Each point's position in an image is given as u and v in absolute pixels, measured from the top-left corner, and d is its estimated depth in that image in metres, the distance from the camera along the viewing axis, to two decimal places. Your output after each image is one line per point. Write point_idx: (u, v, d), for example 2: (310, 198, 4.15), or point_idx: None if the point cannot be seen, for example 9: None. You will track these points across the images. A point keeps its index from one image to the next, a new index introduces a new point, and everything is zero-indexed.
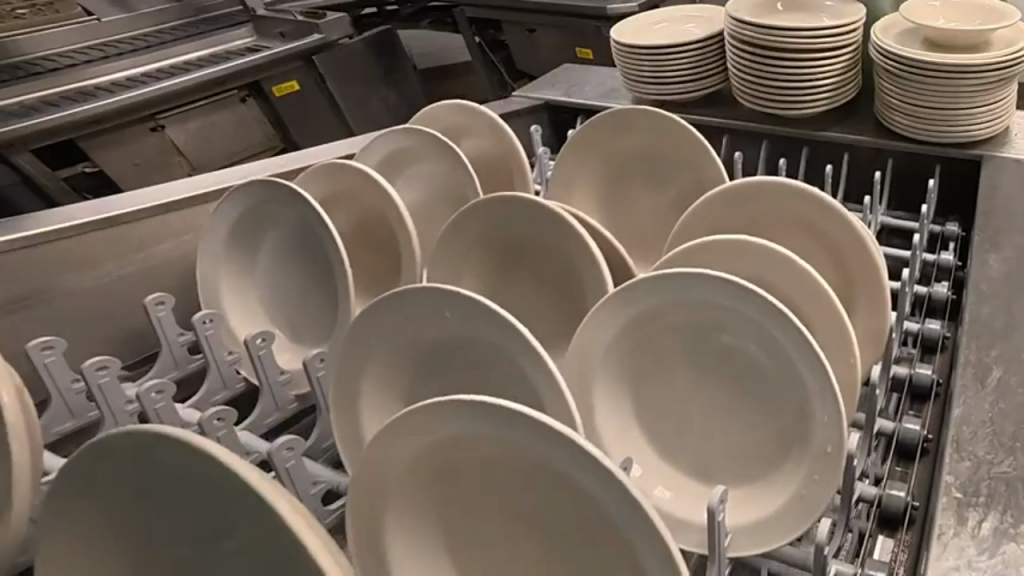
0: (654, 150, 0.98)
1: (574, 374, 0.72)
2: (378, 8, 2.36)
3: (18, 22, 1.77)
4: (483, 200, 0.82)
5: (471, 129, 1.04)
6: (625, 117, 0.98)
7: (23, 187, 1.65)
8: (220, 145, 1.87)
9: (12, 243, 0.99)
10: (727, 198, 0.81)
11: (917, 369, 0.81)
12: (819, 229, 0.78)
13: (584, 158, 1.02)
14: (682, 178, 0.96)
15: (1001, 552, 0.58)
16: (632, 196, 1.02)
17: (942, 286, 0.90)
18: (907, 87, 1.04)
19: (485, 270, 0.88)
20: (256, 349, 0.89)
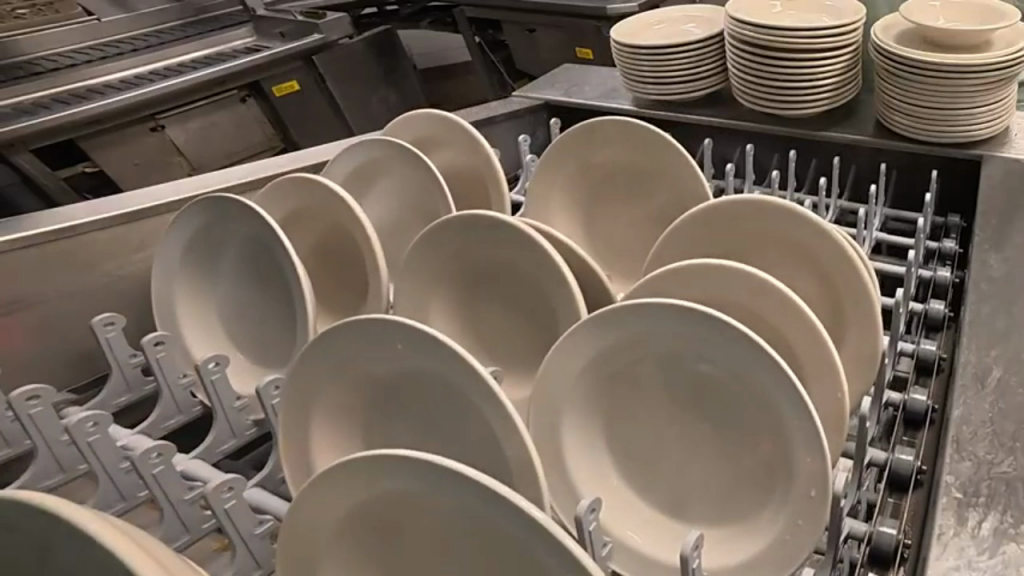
0: (635, 165, 0.98)
1: (544, 403, 0.71)
2: (378, 8, 2.36)
3: (18, 21, 1.77)
4: (454, 218, 0.82)
5: (451, 143, 1.03)
6: (589, 130, 0.98)
7: (23, 187, 1.65)
8: (220, 145, 1.87)
9: (13, 242, 0.98)
10: (701, 218, 0.81)
11: (912, 395, 0.79)
12: (814, 251, 0.76)
13: (561, 171, 1.02)
14: (663, 195, 0.96)
15: (1001, 552, 0.58)
16: (616, 213, 1.02)
17: (939, 303, 0.89)
18: (907, 88, 1.04)
19: (458, 287, 0.88)
20: (208, 374, 0.86)
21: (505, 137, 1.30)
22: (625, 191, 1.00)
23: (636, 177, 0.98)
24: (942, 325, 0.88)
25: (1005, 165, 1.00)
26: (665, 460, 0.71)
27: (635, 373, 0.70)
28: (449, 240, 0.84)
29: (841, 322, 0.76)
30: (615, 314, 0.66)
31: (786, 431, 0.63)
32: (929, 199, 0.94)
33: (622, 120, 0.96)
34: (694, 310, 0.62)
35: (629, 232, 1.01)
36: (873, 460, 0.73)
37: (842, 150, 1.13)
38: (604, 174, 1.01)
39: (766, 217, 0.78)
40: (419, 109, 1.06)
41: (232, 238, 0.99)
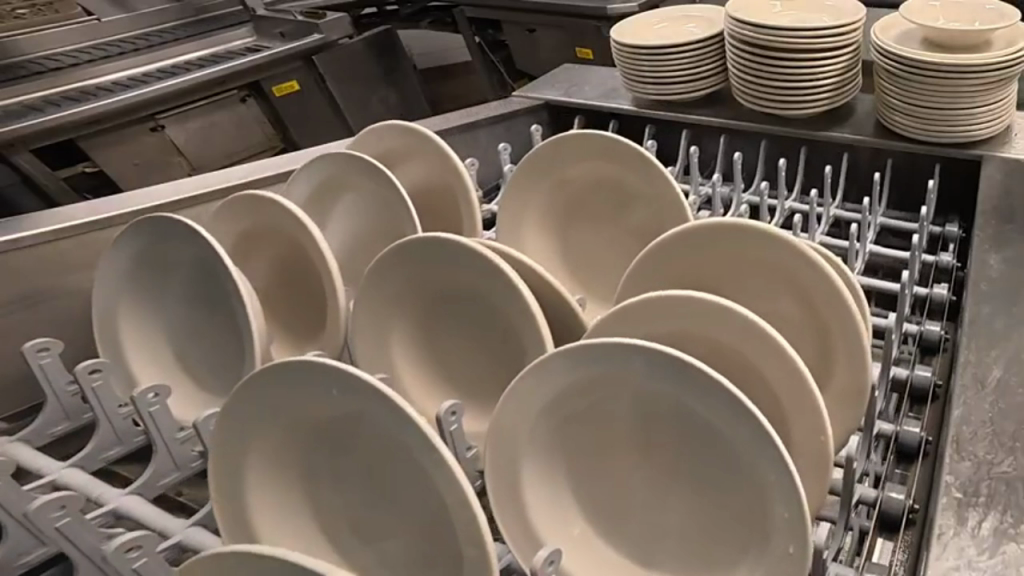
0: (614, 181, 0.96)
1: (501, 446, 0.67)
2: (378, 8, 2.36)
3: (18, 21, 1.77)
4: (419, 238, 0.80)
5: (424, 157, 1.01)
6: (555, 146, 0.97)
7: (23, 187, 1.65)
8: (220, 146, 1.87)
9: (12, 242, 0.99)
10: (674, 243, 0.77)
11: (904, 426, 0.78)
12: (801, 277, 0.72)
13: (538, 189, 1.01)
14: (642, 213, 0.95)
15: (1001, 552, 0.58)
16: (600, 229, 1.00)
17: (935, 325, 0.87)
18: (907, 87, 1.04)
19: (426, 311, 0.85)
20: (146, 404, 0.86)
21: (505, 137, 1.30)
22: (603, 208, 0.99)
23: (610, 194, 0.97)
24: (937, 347, 0.86)
25: (1005, 165, 1.00)
26: (634, 505, 0.67)
27: (595, 416, 0.66)
28: (406, 265, 0.82)
29: (829, 351, 0.72)
30: (582, 352, 0.61)
31: (763, 488, 0.58)
32: (924, 212, 0.93)
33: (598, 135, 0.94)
34: (661, 355, 0.58)
35: (611, 249, 0.99)
36: (862, 497, 0.71)
37: (842, 150, 1.13)
38: (581, 192, 1.00)
39: (739, 238, 0.73)
40: (389, 122, 1.04)
41: (179, 262, 0.96)
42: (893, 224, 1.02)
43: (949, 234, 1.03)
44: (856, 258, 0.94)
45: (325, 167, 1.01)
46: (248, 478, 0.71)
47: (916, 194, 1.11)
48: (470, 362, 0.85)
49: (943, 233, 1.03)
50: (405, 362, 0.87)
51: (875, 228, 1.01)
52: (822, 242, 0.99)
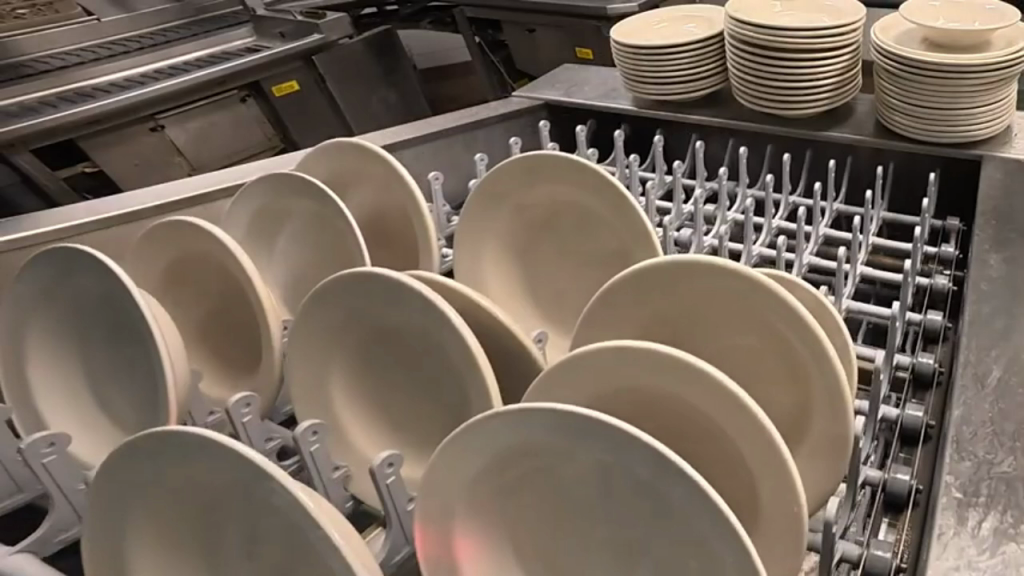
0: (580, 207, 0.90)
1: (441, 504, 0.62)
2: (378, 8, 2.35)
3: (18, 21, 1.77)
4: (355, 275, 0.73)
5: (379, 178, 0.95)
6: (512, 168, 0.90)
7: (24, 187, 1.64)
8: (220, 145, 1.87)
9: (11, 242, 0.99)
10: (631, 281, 0.70)
11: (893, 474, 0.73)
12: (773, 318, 0.66)
13: (502, 211, 0.94)
14: (609, 241, 0.88)
15: (1001, 552, 0.58)
16: (568, 255, 0.93)
17: (929, 357, 0.83)
18: (907, 88, 1.04)
19: (363, 352, 0.79)
20: (39, 455, 0.78)
21: (504, 136, 1.30)
22: (568, 234, 0.92)
23: (573, 217, 0.91)
24: (930, 381, 0.83)
25: (1005, 165, 1.00)
26: None
27: (532, 488, 0.58)
28: (337, 303, 0.76)
29: (808, 401, 0.67)
30: (515, 416, 0.54)
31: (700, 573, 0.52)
32: (925, 207, 0.93)
33: (558, 156, 0.87)
34: (584, 416, 0.51)
35: (580, 278, 0.93)
36: (845, 554, 0.66)
37: (842, 150, 1.13)
38: (543, 217, 0.93)
39: (706, 275, 0.66)
40: (344, 139, 0.98)
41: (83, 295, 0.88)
42: (888, 245, 0.98)
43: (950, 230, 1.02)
44: (852, 278, 0.92)
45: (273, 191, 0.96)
46: (147, 543, 0.65)
47: (915, 194, 1.11)
48: (411, 407, 0.79)
49: (938, 254, 0.96)
50: (346, 410, 0.81)
51: (867, 248, 0.97)
52: (810, 264, 0.95)
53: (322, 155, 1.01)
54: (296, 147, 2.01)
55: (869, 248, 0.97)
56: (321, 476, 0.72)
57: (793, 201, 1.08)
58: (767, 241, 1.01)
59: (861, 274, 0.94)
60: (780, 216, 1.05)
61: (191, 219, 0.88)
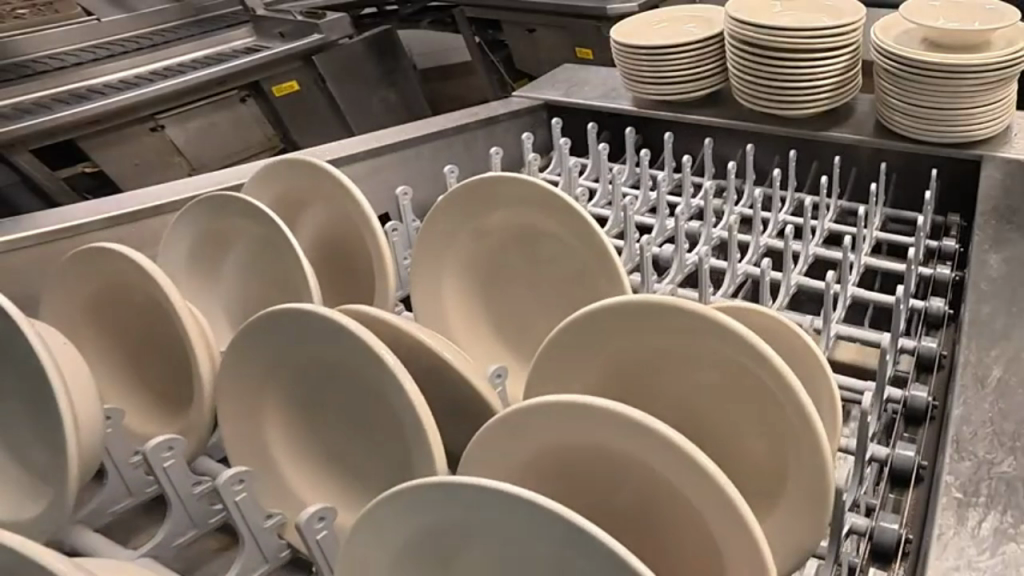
0: (540, 230, 0.84)
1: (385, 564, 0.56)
2: (378, 8, 2.34)
3: (18, 21, 1.77)
4: (296, 311, 0.68)
5: (336, 201, 0.90)
6: (469, 191, 0.85)
7: (24, 187, 1.65)
8: (219, 146, 1.87)
9: (12, 243, 0.99)
10: (584, 323, 0.63)
11: (881, 522, 0.70)
12: (747, 367, 0.59)
13: (459, 233, 0.88)
14: (574, 266, 0.83)
15: (1001, 552, 0.58)
16: (533, 281, 0.88)
17: (921, 391, 0.79)
18: (907, 88, 1.04)
19: (308, 393, 0.74)
20: None
21: (505, 136, 1.30)
22: (530, 261, 0.87)
23: (534, 241, 0.85)
24: (923, 418, 0.78)
25: (1005, 165, 1.00)
26: None
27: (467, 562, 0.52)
28: (277, 340, 0.71)
29: (783, 458, 0.60)
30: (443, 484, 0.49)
31: None
32: (924, 210, 0.94)
33: (510, 176, 0.82)
34: (511, 491, 0.46)
35: (547, 305, 0.87)
36: None
37: (841, 150, 1.13)
38: (503, 241, 0.87)
39: (670, 317, 0.59)
40: (296, 157, 0.93)
41: None
42: (877, 264, 0.94)
43: (948, 251, 0.97)
44: (844, 298, 0.88)
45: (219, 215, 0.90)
46: None
47: (915, 195, 1.10)
48: (356, 449, 0.74)
49: (933, 277, 0.92)
50: (290, 452, 0.78)
51: (859, 268, 0.94)
52: (799, 283, 0.93)
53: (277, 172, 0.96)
54: (296, 147, 2.01)
55: (861, 269, 0.94)
56: (250, 525, 0.74)
57: (783, 219, 1.05)
58: (755, 259, 0.99)
59: (853, 295, 0.90)
60: (770, 234, 1.03)
61: (122, 249, 0.82)
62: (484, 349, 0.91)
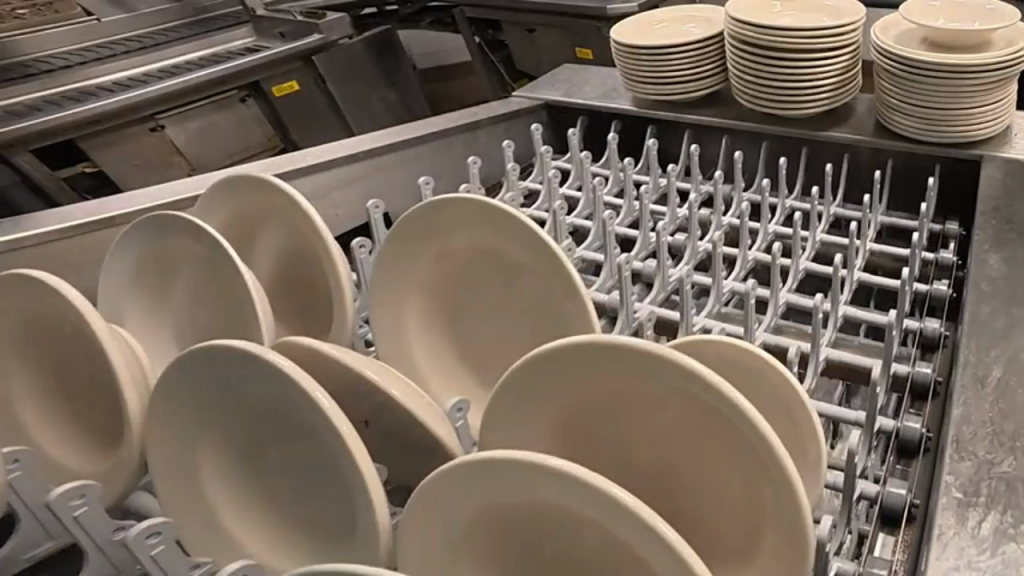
0: (499, 256, 0.79)
1: None
2: (378, 8, 2.34)
3: (17, 21, 1.77)
4: (224, 346, 0.63)
5: (290, 220, 0.85)
6: (429, 212, 0.79)
7: (23, 187, 1.65)
8: (219, 145, 1.87)
9: (13, 242, 0.98)
10: (534, 366, 0.58)
11: (869, 568, 0.66)
12: (719, 415, 0.54)
13: (416, 258, 0.83)
14: (536, 294, 0.77)
15: (1001, 552, 0.58)
16: (494, 310, 0.82)
17: (914, 421, 0.76)
18: (906, 87, 1.04)
19: (246, 434, 0.68)
20: None
21: (504, 136, 1.30)
22: (490, 287, 0.81)
23: (496, 265, 0.79)
24: (916, 450, 0.75)
25: (1006, 165, 1.00)
26: None
27: None
28: (208, 377, 0.66)
29: (757, 508, 0.56)
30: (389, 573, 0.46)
31: None
32: (924, 210, 0.94)
33: (468, 198, 0.77)
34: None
35: (511, 334, 0.81)
36: None
37: (842, 150, 1.13)
38: (465, 265, 0.81)
39: (632, 360, 0.54)
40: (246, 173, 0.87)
41: None
42: (870, 280, 0.92)
43: (944, 262, 0.95)
44: (832, 323, 0.86)
45: (156, 236, 0.86)
46: None
47: (915, 195, 1.10)
48: (297, 499, 0.68)
49: (929, 293, 0.90)
50: (228, 497, 0.72)
51: (852, 287, 0.92)
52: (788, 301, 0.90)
53: (222, 193, 0.91)
54: (296, 147, 2.01)
55: (852, 287, 0.92)
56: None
57: (772, 231, 1.02)
58: (741, 275, 0.96)
59: (843, 315, 0.88)
60: (758, 246, 1.01)
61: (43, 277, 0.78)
62: (444, 385, 0.85)
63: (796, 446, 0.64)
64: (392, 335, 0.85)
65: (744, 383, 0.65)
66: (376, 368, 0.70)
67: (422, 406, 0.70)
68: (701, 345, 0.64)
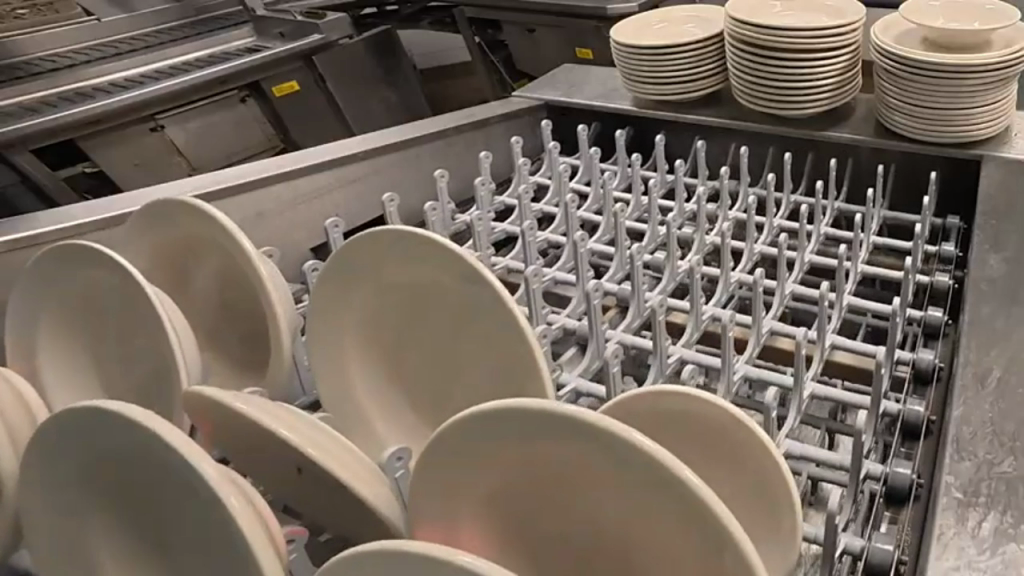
0: (444, 298, 0.73)
1: None
2: (378, 8, 2.34)
3: (18, 21, 1.78)
4: (89, 407, 0.57)
5: (220, 247, 0.82)
6: (369, 242, 0.73)
7: (23, 187, 1.65)
8: (219, 146, 1.87)
9: (16, 243, 0.98)
10: (462, 429, 0.51)
11: None
12: (667, 496, 0.46)
13: (359, 295, 0.78)
14: (484, 342, 0.71)
15: (1001, 552, 0.58)
16: (442, 356, 0.76)
17: (904, 467, 0.72)
18: (906, 87, 1.04)
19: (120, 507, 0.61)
20: None
21: (504, 137, 1.30)
22: (435, 328, 0.75)
23: (437, 305, 0.74)
24: (907, 499, 0.71)
25: (1006, 165, 1.00)
26: None
27: None
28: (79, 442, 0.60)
29: None
30: None
31: None
32: (918, 231, 0.89)
33: (412, 231, 0.71)
34: None
35: (462, 387, 0.75)
36: None
37: (843, 149, 1.13)
38: (409, 305, 0.76)
39: (559, 424, 0.47)
40: (164, 198, 0.84)
41: None
42: (859, 305, 0.89)
43: (939, 286, 0.91)
44: (819, 355, 0.83)
45: (72, 268, 0.81)
46: None
47: (915, 195, 1.10)
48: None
49: (922, 319, 0.86)
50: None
51: (840, 313, 0.89)
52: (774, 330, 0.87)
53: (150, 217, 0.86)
54: (296, 147, 2.02)
55: (841, 313, 0.89)
56: None
57: (758, 251, 0.99)
58: (723, 298, 0.93)
59: (831, 344, 0.85)
60: (742, 267, 0.98)
61: None
62: (393, 427, 0.81)
63: (770, 519, 0.60)
64: (336, 374, 0.81)
65: (692, 446, 0.62)
66: (296, 423, 0.62)
67: (338, 459, 0.61)
68: (663, 400, 0.60)
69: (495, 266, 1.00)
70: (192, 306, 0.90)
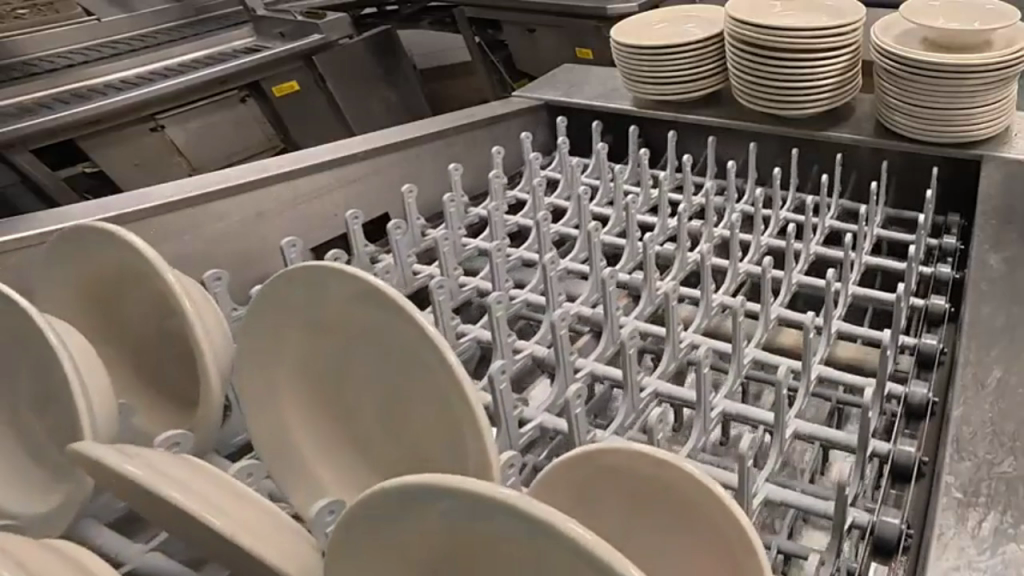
0: (375, 340, 0.63)
1: None
2: (378, 8, 2.33)
3: (18, 21, 1.78)
4: None
5: (143, 278, 0.76)
6: (289, 280, 0.65)
7: (23, 187, 1.65)
8: (219, 146, 1.87)
9: (20, 241, 0.98)
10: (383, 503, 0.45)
11: None
12: None
13: (285, 336, 0.69)
14: (421, 389, 0.62)
15: (1001, 552, 0.58)
16: (377, 405, 0.66)
17: (892, 516, 0.70)
18: (906, 87, 1.04)
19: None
20: None
21: (502, 137, 1.30)
22: (368, 374, 0.66)
23: (368, 349, 0.64)
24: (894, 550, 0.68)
25: (1006, 165, 1.01)
26: None
27: None
28: None
29: None
30: None
31: None
32: (913, 253, 0.87)
33: (334, 267, 0.62)
34: None
35: (399, 438, 0.66)
36: None
37: (842, 150, 1.13)
38: (340, 348, 0.66)
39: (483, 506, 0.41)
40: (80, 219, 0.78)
41: None
42: (849, 330, 0.86)
43: (936, 309, 0.89)
44: (803, 383, 0.80)
45: None
46: None
47: (914, 197, 1.10)
48: None
49: (916, 345, 0.84)
50: None
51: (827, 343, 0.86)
52: (754, 359, 0.85)
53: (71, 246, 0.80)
54: (296, 147, 2.02)
55: (830, 340, 0.86)
56: None
57: (743, 270, 0.98)
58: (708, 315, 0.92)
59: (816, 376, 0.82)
60: (726, 288, 0.96)
61: None
62: (338, 476, 0.71)
63: None
64: (271, 427, 0.72)
65: (631, 484, 0.53)
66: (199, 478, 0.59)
67: (256, 519, 0.57)
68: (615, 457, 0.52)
69: (466, 286, 1.00)
70: (124, 337, 0.84)
